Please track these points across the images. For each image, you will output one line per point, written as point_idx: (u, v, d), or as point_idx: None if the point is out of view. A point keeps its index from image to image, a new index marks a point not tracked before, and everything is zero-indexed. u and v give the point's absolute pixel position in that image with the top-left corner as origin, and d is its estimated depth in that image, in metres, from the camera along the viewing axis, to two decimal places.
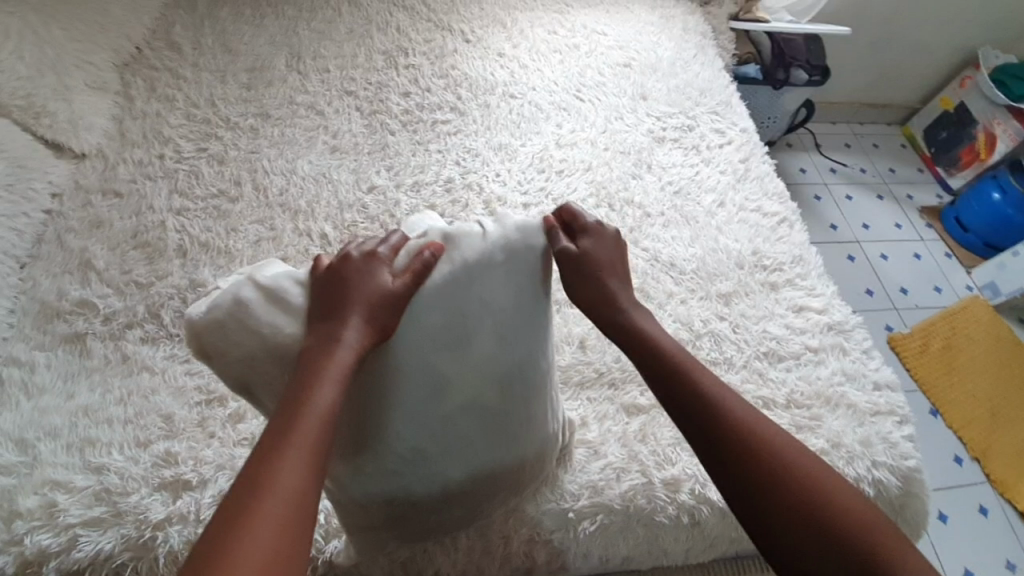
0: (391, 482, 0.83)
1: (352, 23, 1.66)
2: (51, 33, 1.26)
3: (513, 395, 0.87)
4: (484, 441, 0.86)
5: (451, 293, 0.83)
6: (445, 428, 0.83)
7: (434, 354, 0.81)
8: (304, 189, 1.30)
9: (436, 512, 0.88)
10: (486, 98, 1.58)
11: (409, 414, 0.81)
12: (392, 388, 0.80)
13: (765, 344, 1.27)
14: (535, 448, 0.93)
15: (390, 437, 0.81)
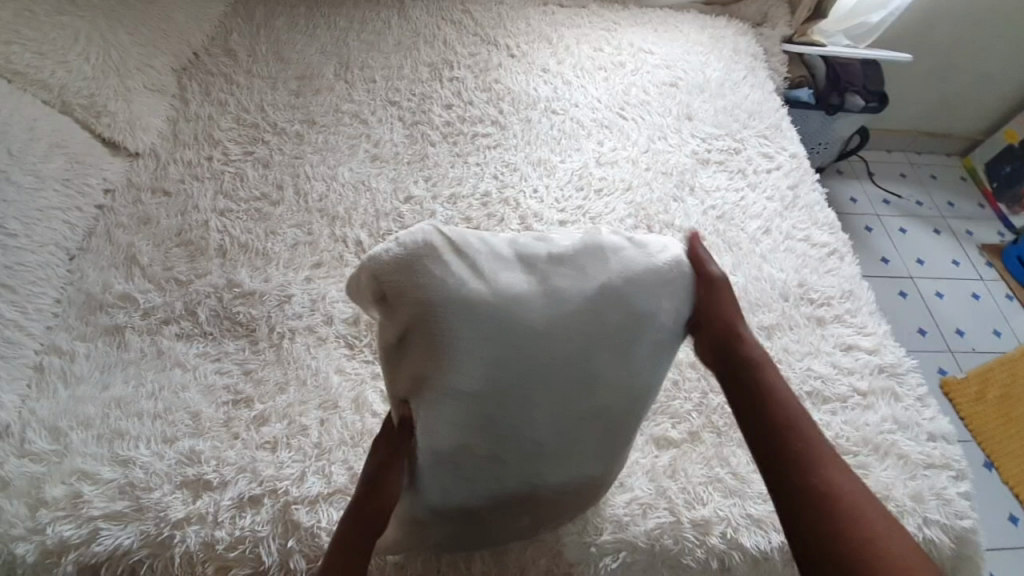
0: (488, 477, 0.81)
1: (400, 35, 1.69)
2: (118, 38, 1.32)
3: (624, 414, 0.86)
4: (585, 459, 0.85)
5: (627, 293, 0.83)
6: (564, 428, 0.82)
7: (597, 349, 0.82)
8: (343, 196, 1.31)
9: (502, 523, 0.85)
10: (528, 114, 1.58)
11: (542, 404, 0.80)
12: (544, 375, 0.80)
13: (809, 383, 1.20)
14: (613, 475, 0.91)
15: (511, 423, 0.80)
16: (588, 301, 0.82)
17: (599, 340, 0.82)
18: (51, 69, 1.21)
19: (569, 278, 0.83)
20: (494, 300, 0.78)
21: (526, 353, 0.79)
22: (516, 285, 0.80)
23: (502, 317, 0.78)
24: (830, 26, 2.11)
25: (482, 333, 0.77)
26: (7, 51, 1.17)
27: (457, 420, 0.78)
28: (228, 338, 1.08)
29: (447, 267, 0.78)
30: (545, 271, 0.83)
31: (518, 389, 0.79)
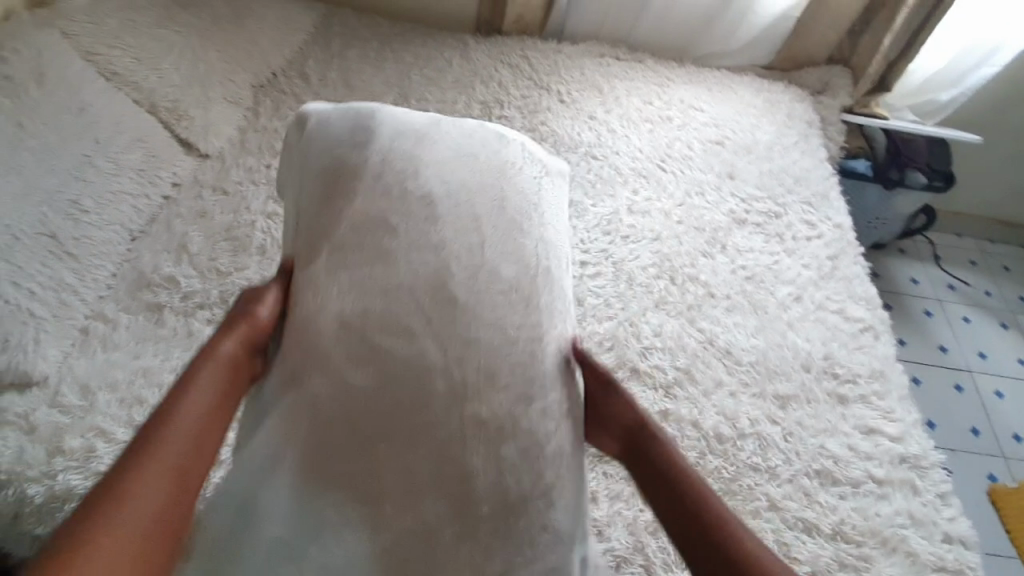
0: (350, 407, 0.79)
1: (459, 74, 1.82)
2: (207, 55, 1.49)
3: (497, 242, 0.94)
4: (467, 304, 0.87)
5: (492, 159, 1.03)
6: (452, 243, 0.92)
7: (461, 279, 0.89)
8: None
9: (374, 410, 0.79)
10: (567, 156, 1.64)
11: (428, 216, 0.93)
12: (404, 292, 0.86)
13: (819, 462, 1.14)
14: (513, 360, 0.86)
15: (399, 232, 0.91)
16: (467, 184, 0.98)
17: (466, 207, 0.96)
18: (144, 74, 1.36)
19: (449, 134, 1.05)
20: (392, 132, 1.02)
21: (413, 167, 0.98)
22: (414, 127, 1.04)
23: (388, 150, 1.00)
24: (899, 98, 2.06)
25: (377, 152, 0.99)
26: (109, 53, 1.31)
27: (323, 330, 0.84)
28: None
29: (365, 116, 1.04)
30: (434, 128, 1.05)
31: (394, 194, 0.94)
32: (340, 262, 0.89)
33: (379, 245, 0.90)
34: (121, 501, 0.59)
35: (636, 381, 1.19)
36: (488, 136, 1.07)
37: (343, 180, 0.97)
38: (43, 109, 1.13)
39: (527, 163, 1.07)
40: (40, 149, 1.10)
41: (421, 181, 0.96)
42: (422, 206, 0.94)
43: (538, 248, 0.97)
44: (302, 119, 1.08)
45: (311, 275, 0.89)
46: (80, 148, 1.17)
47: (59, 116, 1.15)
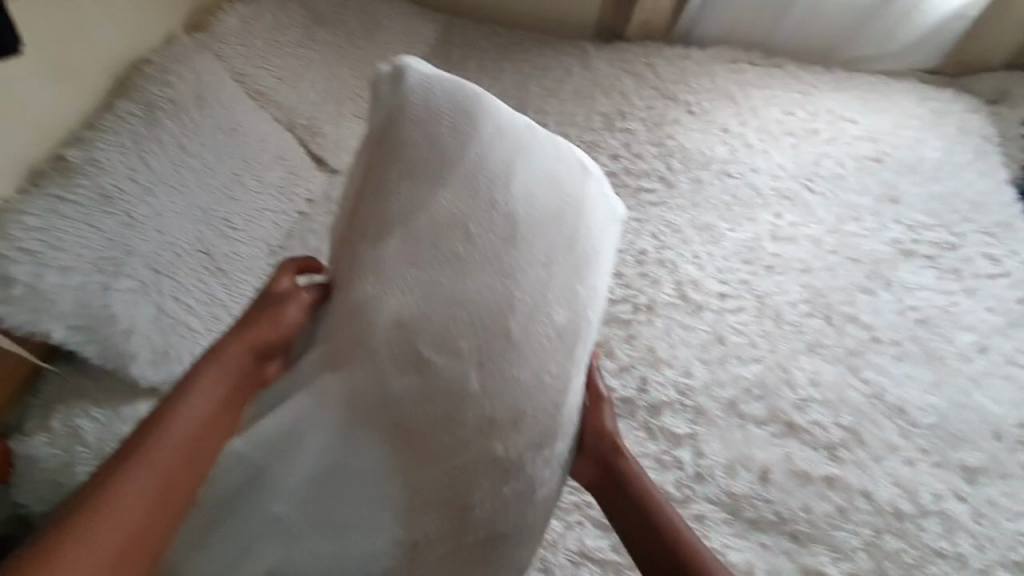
0: (358, 443, 0.89)
1: (579, 85, 1.73)
2: (340, 71, 1.51)
3: (561, 284, 0.99)
4: (521, 351, 0.94)
5: (557, 202, 1.05)
6: (506, 286, 0.97)
7: (482, 326, 0.94)
8: None
9: (400, 430, 0.89)
10: (699, 173, 1.50)
11: (497, 236, 0.99)
12: (423, 330, 0.93)
13: (1021, 554, 0.96)
14: (540, 409, 0.94)
15: (461, 252, 0.97)
16: (515, 221, 1.00)
17: (511, 249, 0.98)
18: (286, 92, 1.40)
19: (524, 163, 1.05)
20: (484, 129, 1.05)
21: (486, 178, 1.02)
22: (492, 149, 1.05)
23: (462, 168, 1.02)
24: None
25: (461, 150, 1.03)
26: (256, 74, 1.37)
27: (348, 363, 0.92)
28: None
29: (455, 118, 1.05)
30: (513, 151, 1.05)
31: (486, 207, 1.00)
32: (410, 260, 0.96)
33: (445, 253, 0.96)
34: (133, 488, 0.69)
35: (791, 438, 1.05)
36: (561, 178, 1.08)
37: (423, 170, 1.02)
38: (201, 129, 1.18)
39: (610, 205, 1.13)
40: (198, 168, 1.16)
41: (491, 199, 1.01)
42: (490, 226, 0.99)
43: (591, 296, 1.04)
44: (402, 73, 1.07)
45: (377, 257, 0.96)
46: (230, 166, 1.22)
47: (214, 135, 1.20)
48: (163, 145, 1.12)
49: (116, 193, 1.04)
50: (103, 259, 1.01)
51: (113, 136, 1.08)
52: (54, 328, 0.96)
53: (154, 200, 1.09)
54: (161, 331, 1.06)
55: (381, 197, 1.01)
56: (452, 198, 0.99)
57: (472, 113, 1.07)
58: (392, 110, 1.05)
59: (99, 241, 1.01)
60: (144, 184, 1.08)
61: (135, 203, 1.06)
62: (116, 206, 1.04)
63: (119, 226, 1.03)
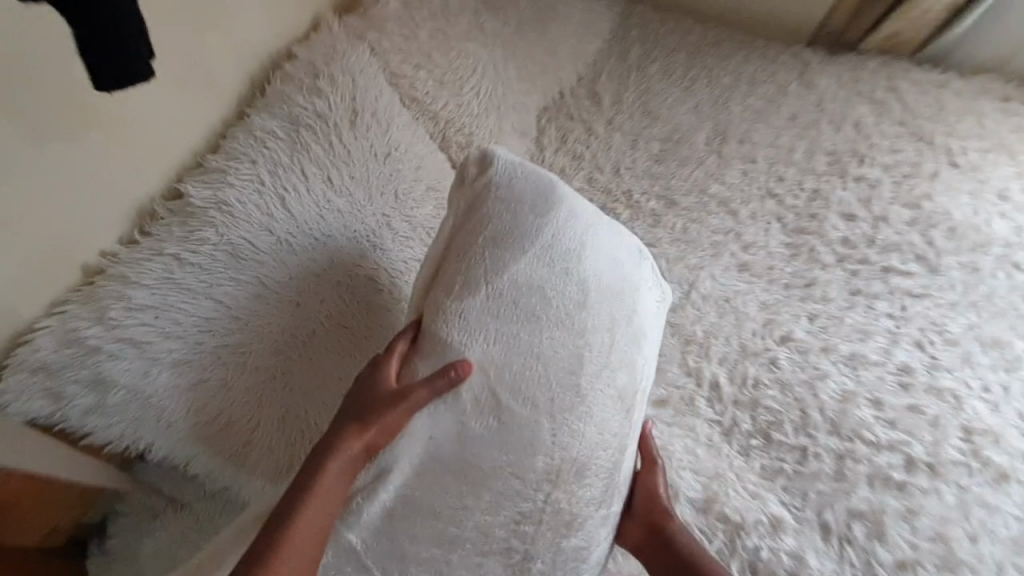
0: (430, 486, 0.77)
1: (796, 107, 1.32)
2: (507, 73, 1.17)
3: (617, 394, 0.85)
4: (579, 450, 0.82)
5: (628, 299, 0.89)
6: (578, 346, 0.83)
7: (565, 391, 0.82)
8: (704, 314, 1.06)
9: (463, 478, 0.78)
10: (974, 259, 1.13)
11: (570, 305, 0.84)
12: (517, 379, 0.80)
13: None
14: (597, 464, 0.83)
15: (540, 312, 0.82)
16: (587, 326, 0.84)
17: (581, 354, 0.83)
18: (445, 100, 1.07)
19: (606, 264, 0.88)
20: (563, 199, 0.87)
21: (568, 276, 0.84)
22: (577, 245, 0.87)
23: (545, 263, 0.84)
24: None
25: (541, 216, 0.85)
26: (414, 75, 1.05)
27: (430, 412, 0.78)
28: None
29: (543, 208, 0.86)
30: (598, 250, 0.88)
31: (567, 306, 0.83)
32: (492, 316, 0.81)
33: (526, 311, 0.82)
34: None
35: None
36: (630, 267, 0.92)
37: (507, 243, 0.83)
38: (352, 156, 0.88)
39: (660, 288, 0.96)
40: (346, 209, 0.85)
41: (566, 271, 0.85)
42: (562, 297, 0.83)
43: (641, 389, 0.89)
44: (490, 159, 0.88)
45: (462, 311, 0.80)
46: (382, 203, 0.89)
47: (367, 164, 0.89)
48: (306, 180, 0.83)
49: (245, 251, 0.78)
50: (230, 345, 0.76)
51: (244, 169, 0.81)
52: (158, 439, 0.74)
53: (291, 259, 0.80)
54: (282, 438, 0.79)
55: (465, 258, 0.82)
56: (531, 261, 0.83)
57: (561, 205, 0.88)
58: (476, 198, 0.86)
59: (223, 319, 0.76)
60: (281, 237, 0.80)
61: (269, 264, 0.79)
62: (246, 269, 0.78)
63: (247, 297, 0.77)
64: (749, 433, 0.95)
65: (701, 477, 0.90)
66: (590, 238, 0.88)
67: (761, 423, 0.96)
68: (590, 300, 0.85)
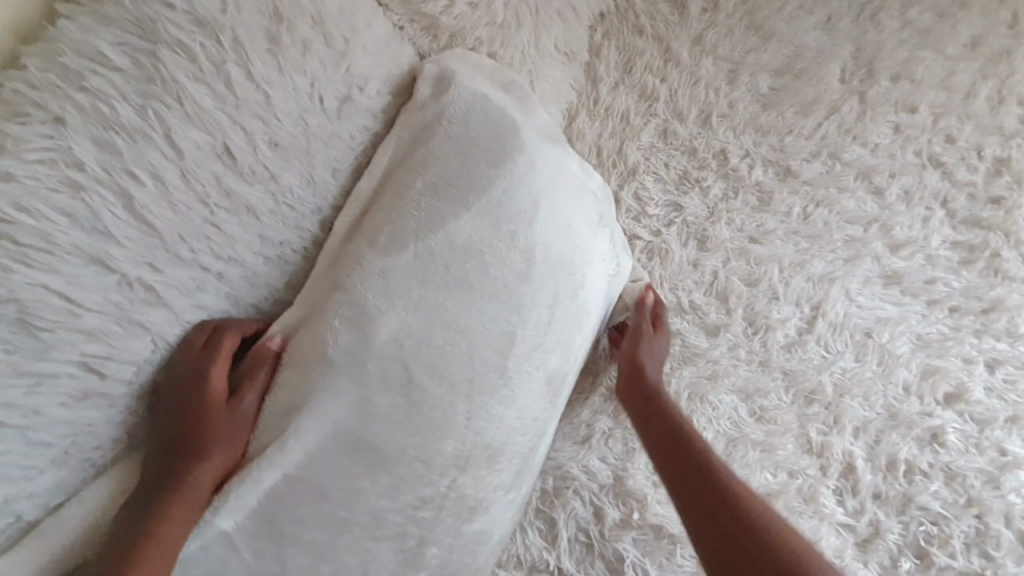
0: (322, 469, 0.49)
1: (981, 27, 0.88)
2: None
3: (551, 372, 0.56)
4: (494, 444, 0.53)
5: (586, 246, 0.60)
6: (512, 325, 0.54)
7: (489, 362, 0.53)
8: (834, 356, 0.70)
9: (358, 456, 0.49)
10: None
11: (513, 274, 0.55)
12: (439, 337, 0.52)
13: None
14: (512, 450, 0.54)
15: (474, 280, 0.53)
16: (532, 280, 0.55)
17: (523, 321, 0.54)
18: None
19: (568, 200, 0.60)
20: (525, 139, 0.59)
21: (517, 217, 0.56)
22: (531, 172, 0.58)
23: (494, 207, 0.55)
24: None
25: (501, 162, 0.57)
26: None
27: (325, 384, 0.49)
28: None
29: (498, 132, 0.58)
30: (556, 181, 0.59)
31: (510, 253, 0.55)
32: (418, 278, 0.52)
33: (456, 277, 0.53)
34: None
35: None
36: (590, 203, 0.62)
37: (449, 184, 0.55)
38: (273, 105, 0.50)
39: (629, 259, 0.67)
40: (263, 209, 0.51)
41: (513, 232, 0.56)
42: (505, 250, 0.55)
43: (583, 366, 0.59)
44: (437, 70, 0.59)
45: (382, 269, 0.52)
46: (328, 194, 0.55)
47: (301, 123, 0.52)
48: (177, 158, 0.47)
49: (50, 316, 0.42)
50: (41, 489, 0.44)
51: (36, 150, 0.42)
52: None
53: (157, 313, 0.47)
54: None
55: (395, 203, 0.55)
56: (476, 214, 0.55)
57: (518, 130, 0.59)
58: (416, 126, 0.58)
59: (16, 448, 0.42)
60: (132, 277, 0.46)
61: (107, 330, 0.45)
62: (54, 350, 0.43)
63: (67, 399, 0.44)
64: (897, 549, 0.62)
65: None
66: (556, 189, 0.59)
67: (915, 535, 0.63)
68: (540, 270, 0.56)
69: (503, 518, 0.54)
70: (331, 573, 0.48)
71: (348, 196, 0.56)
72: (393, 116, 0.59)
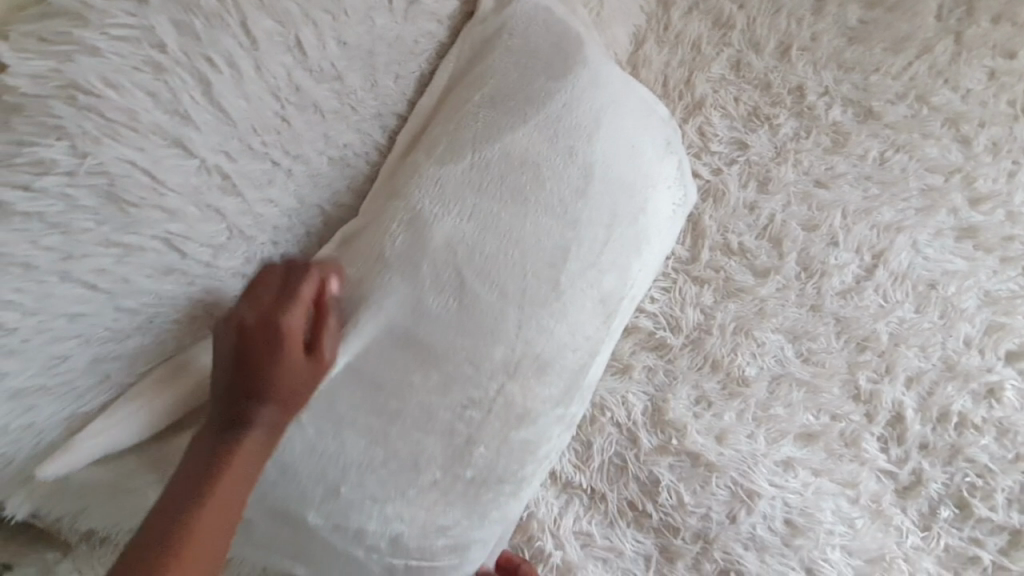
0: (376, 362, 0.46)
1: None
2: None
3: (606, 291, 0.54)
4: (546, 358, 0.50)
5: (644, 167, 0.57)
6: (567, 240, 0.52)
7: (543, 274, 0.50)
8: (895, 306, 0.68)
9: (409, 353, 0.47)
10: None
11: (570, 189, 0.52)
12: (491, 244, 0.49)
13: None
14: (564, 366, 0.52)
15: (528, 190, 0.51)
16: (590, 195, 0.53)
17: (578, 236, 0.52)
18: None
19: (628, 120, 0.57)
20: (588, 55, 0.56)
21: (577, 131, 0.54)
22: (592, 86, 0.55)
23: (552, 119, 0.53)
24: None
25: (561, 76, 0.54)
26: None
27: (379, 280, 0.47)
28: (636, 530, 0.61)
29: (558, 45, 0.56)
30: (616, 98, 0.57)
31: (567, 167, 0.53)
32: (473, 186, 0.50)
33: (510, 187, 0.51)
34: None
35: None
36: (653, 127, 0.60)
37: (508, 96, 0.53)
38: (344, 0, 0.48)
39: (694, 192, 0.64)
40: (328, 108, 0.49)
41: (572, 146, 0.53)
42: (563, 163, 0.53)
43: (637, 290, 0.57)
44: None
45: (438, 176, 0.50)
46: (389, 100, 0.54)
47: (368, 22, 0.50)
48: (252, 47, 0.44)
49: (136, 191, 0.40)
50: (128, 350, 0.43)
51: (120, 25, 0.39)
52: (47, 501, 0.46)
53: (231, 202, 0.45)
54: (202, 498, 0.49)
55: (454, 114, 0.53)
56: (534, 126, 0.52)
57: (580, 45, 0.56)
58: (478, 42, 0.56)
59: (106, 312, 0.41)
60: (210, 162, 0.43)
61: (187, 212, 0.43)
62: (140, 225, 0.41)
63: (152, 272, 0.42)
64: (937, 498, 0.63)
65: (856, 560, 0.60)
66: (616, 110, 0.56)
67: (957, 486, 0.63)
68: (597, 186, 0.53)
69: (552, 433, 0.52)
70: (382, 462, 0.46)
71: (411, 112, 0.56)
72: (459, 29, 0.58)
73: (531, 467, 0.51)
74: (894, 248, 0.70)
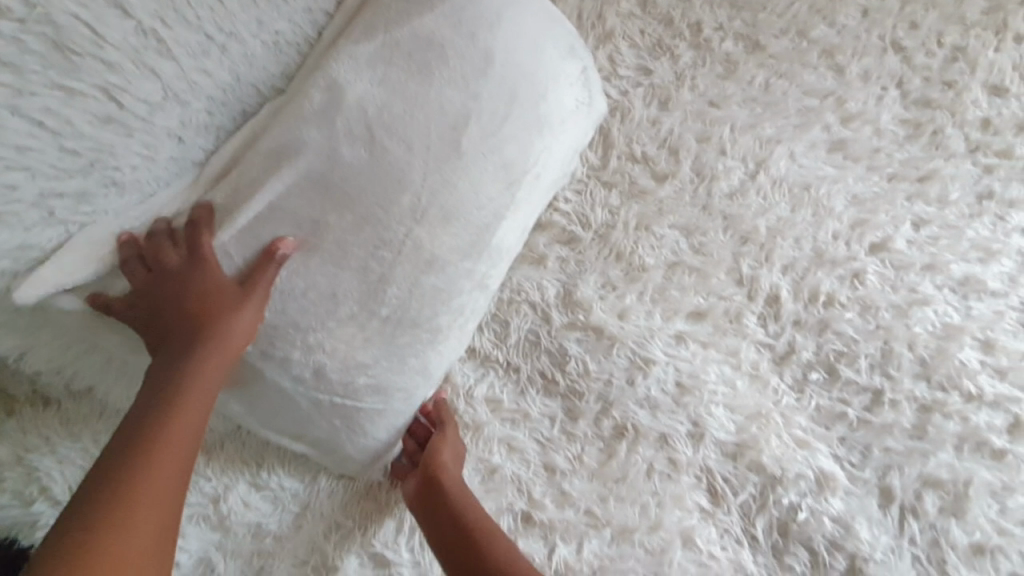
0: (300, 204, 0.56)
1: None
2: None
3: (508, 160, 0.62)
4: (451, 211, 0.59)
5: (546, 57, 0.65)
6: (468, 110, 0.60)
7: (447, 137, 0.59)
8: (774, 205, 0.78)
9: (325, 199, 0.57)
10: None
11: (471, 69, 0.61)
12: (399, 109, 0.58)
13: None
14: (468, 222, 0.60)
15: (434, 67, 0.60)
16: (492, 76, 0.61)
17: (480, 109, 0.60)
18: None
19: (529, 16, 0.65)
20: None
21: (480, 20, 0.62)
22: None
23: (458, 10, 0.61)
24: None
25: None
26: None
27: (301, 137, 0.56)
28: (543, 395, 0.68)
29: None
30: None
31: (470, 49, 0.61)
32: (384, 62, 0.59)
33: (419, 64, 0.59)
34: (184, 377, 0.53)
35: None
36: (556, 28, 0.68)
37: None
38: None
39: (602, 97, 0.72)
40: None
41: (474, 32, 0.61)
42: (466, 45, 0.61)
43: (541, 166, 0.65)
44: None
45: (353, 53, 0.59)
46: None
47: None
48: None
49: (79, 41, 0.48)
50: (72, 189, 0.51)
51: None
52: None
53: (167, 65, 0.52)
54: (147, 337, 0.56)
55: (372, 6, 0.62)
56: (440, 16, 0.61)
57: None
58: None
59: (50, 149, 0.49)
60: (146, 26, 0.51)
61: (126, 68, 0.50)
62: (82, 73, 0.49)
63: (94, 118, 0.50)
64: (809, 365, 0.72)
65: (736, 415, 0.68)
66: (517, 7, 0.65)
67: (826, 354, 0.72)
68: (498, 67, 0.62)
69: (461, 284, 0.60)
70: (303, 293, 0.56)
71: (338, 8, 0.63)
72: None
73: (443, 314, 0.60)
74: (775, 156, 0.80)
